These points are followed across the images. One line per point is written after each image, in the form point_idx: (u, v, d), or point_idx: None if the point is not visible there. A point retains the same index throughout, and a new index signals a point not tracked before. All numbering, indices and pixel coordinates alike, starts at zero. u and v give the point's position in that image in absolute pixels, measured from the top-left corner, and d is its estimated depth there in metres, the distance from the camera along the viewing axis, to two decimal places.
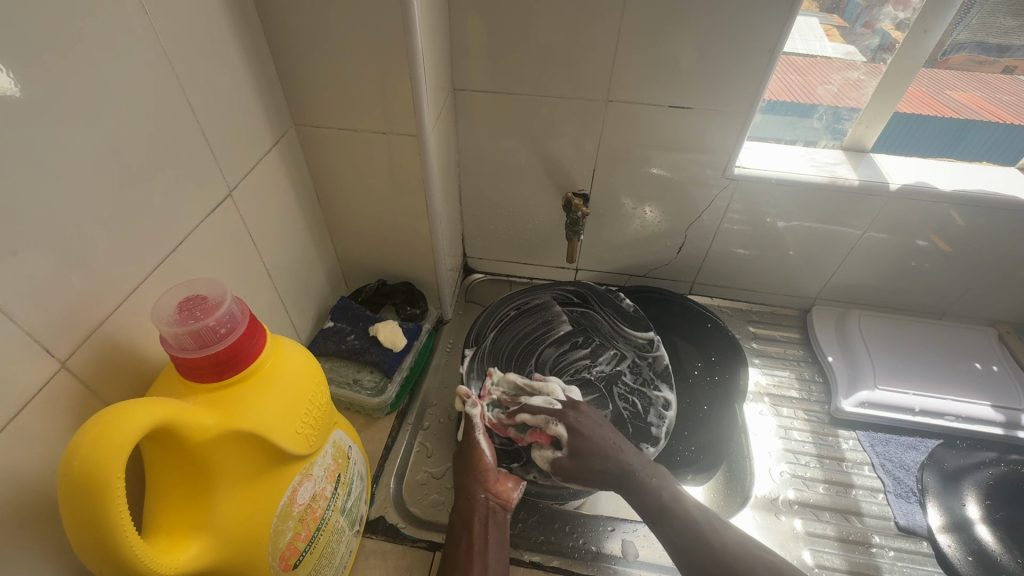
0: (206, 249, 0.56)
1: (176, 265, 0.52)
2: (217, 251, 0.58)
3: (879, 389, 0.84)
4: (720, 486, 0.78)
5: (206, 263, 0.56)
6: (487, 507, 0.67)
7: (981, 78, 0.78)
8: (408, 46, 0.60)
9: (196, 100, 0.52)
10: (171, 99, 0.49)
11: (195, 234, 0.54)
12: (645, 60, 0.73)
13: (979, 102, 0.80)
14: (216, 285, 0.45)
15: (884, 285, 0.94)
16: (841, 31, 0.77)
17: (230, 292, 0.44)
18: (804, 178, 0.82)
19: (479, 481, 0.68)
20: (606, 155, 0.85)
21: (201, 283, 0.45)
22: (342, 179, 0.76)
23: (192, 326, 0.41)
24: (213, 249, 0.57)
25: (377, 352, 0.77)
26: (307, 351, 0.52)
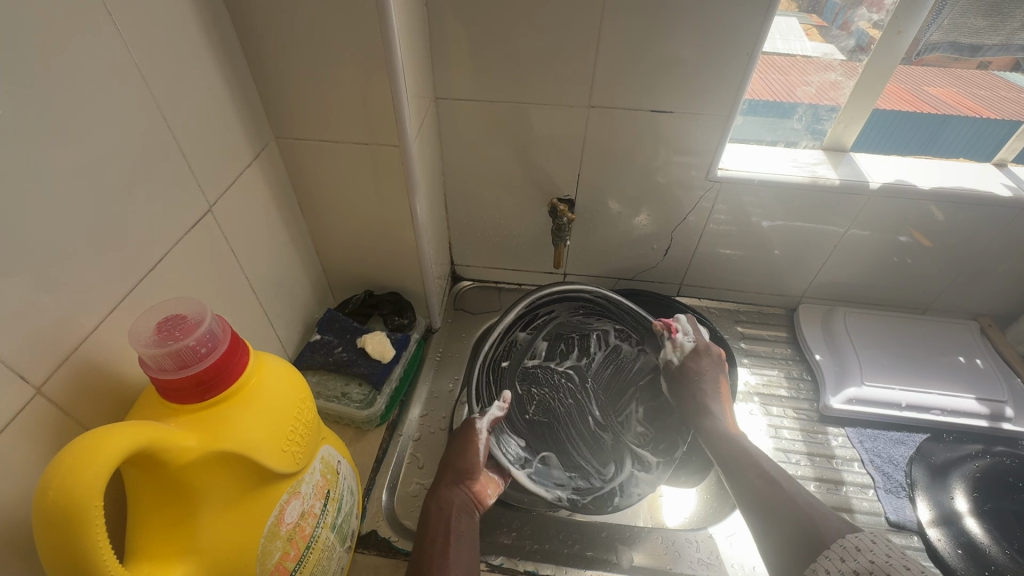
0: (187, 266, 0.55)
1: (155, 283, 0.51)
2: (198, 269, 0.57)
3: (866, 385, 0.84)
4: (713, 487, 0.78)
5: (186, 280, 0.55)
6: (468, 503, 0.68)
7: (956, 74, 0.80)
8: (388, 57, 0.59)
9: (172, 116, 0.51)
10: (146, 115, 0.48)
11: (174, 251, 0.53)
12: (626, 65, 0.73)
13: (956, 97, 0.82)
14: (195, 304, 0.44)
15: (869, 282, 0.95)
16: (820, 30, 0.78)
17: (210, 310, 0.44)
18: (787, 179, 0.82)
19: (469, 473, 0.69)
20: (590, 160, 0.85)
21: (178, 302, 0.44)
22: (325, 191, 0.75)
23: (171, 346, 0.40)
24: (193, 265, 0.56)
25: (365, 363, 0.76)
26: (291, 366, 0.51)
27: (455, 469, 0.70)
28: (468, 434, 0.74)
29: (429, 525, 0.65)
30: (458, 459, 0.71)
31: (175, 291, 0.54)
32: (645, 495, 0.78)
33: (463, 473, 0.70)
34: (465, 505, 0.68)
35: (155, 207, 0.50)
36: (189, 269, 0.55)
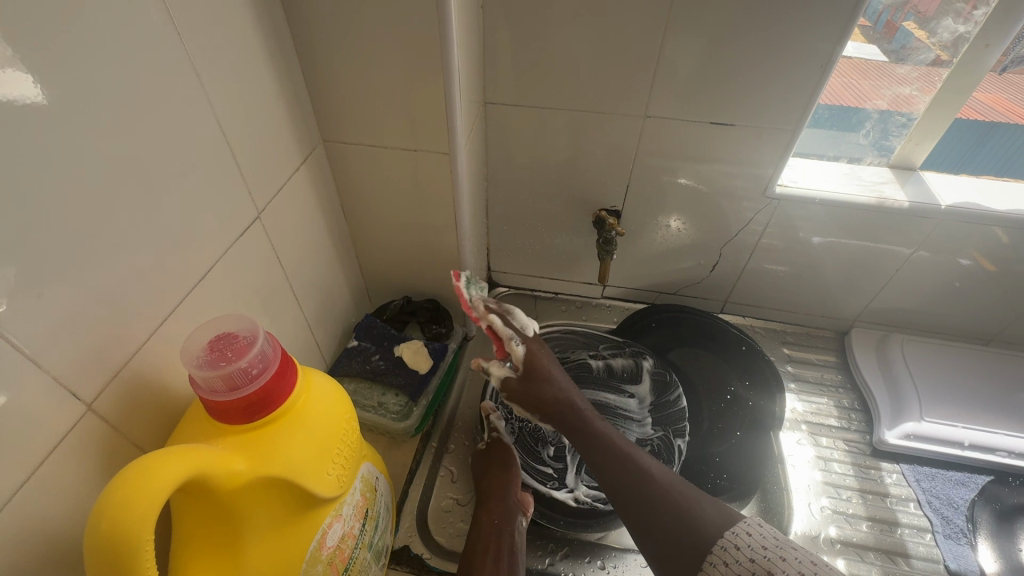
0: (230, 273, 0.54)
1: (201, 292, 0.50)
2: (242, 276, 0.56)
3: (926, 421, 0.79)
4: (756, 517, 0.75)
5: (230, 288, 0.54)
6: (511, 518, 0.67)
7: (1011, 79, 0.73)
8: (443, 62, 0.57)
9: (225, 121, 0.50)
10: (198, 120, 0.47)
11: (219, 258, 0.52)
12: (686, 75, 0.70)
13: (1004, 104, 0.74)
14: (247, 322, 0.42)
15: (931, 308, 0.89)
16: (863, 31, 0.71)
17: (262, 330, 0.42)
18: (849, 200, 0.78)
19: (507, 489, 0.70)
20: (640, 170, 0.81)
21: (229, 320, 0.42)
22: (369, 196, 0.73)
23: (223, 369, 0.39)
24: (237, 273, 0.55)
25: (403, 374, 0.75)
26: (336, 383, 0.50)
27: (496, 484, 0.71)
28: (502, 450, 0.75)
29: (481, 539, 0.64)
30: (495, 475, 0.72)
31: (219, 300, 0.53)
32: None
33: (499, 489, 0.70)
34: (513, 515, 0.67)
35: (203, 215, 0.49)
36: (233, 276, 0.54)
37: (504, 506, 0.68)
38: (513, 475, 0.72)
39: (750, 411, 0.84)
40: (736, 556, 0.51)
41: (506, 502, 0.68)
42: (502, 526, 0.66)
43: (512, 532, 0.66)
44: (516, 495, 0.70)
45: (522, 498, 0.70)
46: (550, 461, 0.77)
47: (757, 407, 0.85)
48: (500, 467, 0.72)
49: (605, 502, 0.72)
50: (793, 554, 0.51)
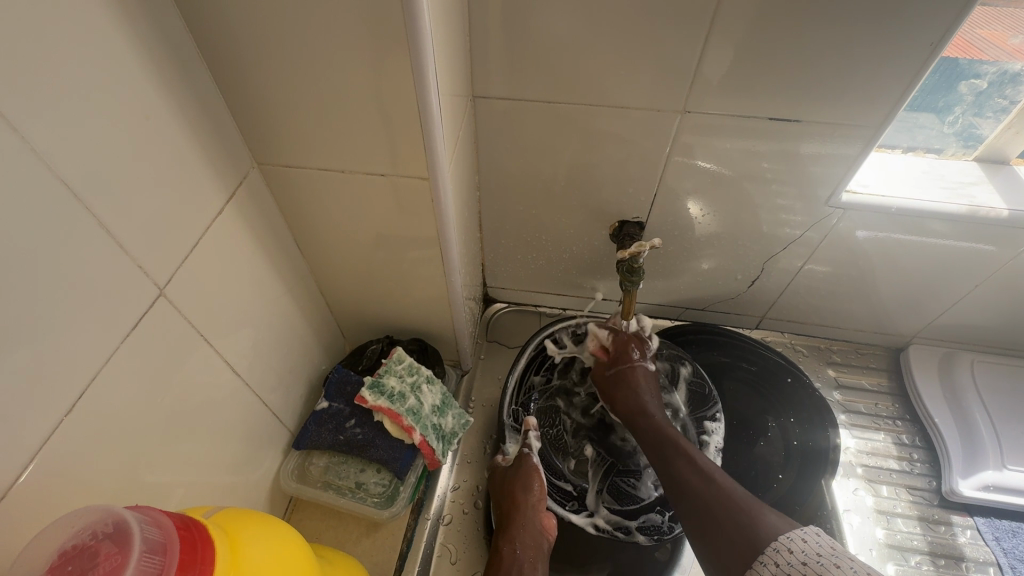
0: (112, 372, 0.39)
1: (57, 416, 0.35)
2: (131, 370, 0.41)
3: (1008, 469, 0.68)
4: None
5: (112, 391, 0.39)
6: (535, 544, 0.60)
7: None
8: (412, 60, 0.40)
9: (76, 169, 0.34)
10: (26, 178, 0.31)
11: (85, 360, 0.37)
12: (735, 58, 0.53)
13: None
14: (114, 513, 0.27)
15: (1010, 328, 0.75)
16: None
17: (135, 527, 0.27)
18: (934, 207, 0.62)
19: (533, 514, 0.61)
20: (670, 176, 0.66)
21: (77, 515, 0.26)
22: (329, 226, 0.57)
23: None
24: (123, 369, 0.40)
25: (384, 447, 0.60)
26: (278, 535, 0.36)
27: (519, 506, 0.61)
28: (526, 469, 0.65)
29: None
30: (519, 501, 0.62)
31: (92, 414, 0.38)
32: None
33: (525, 513, 0.61)
34: (536, 548, 0.60)
35: (52, 309, 0.34)
36: (115, 375, 0.39)
37: (529, 533, 0.60)
38: (537, 502, 0.62)
39: (779, 453, 0.71)
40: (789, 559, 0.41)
41: (529, 531, 0.60)
42: (520, 565, 0.58)
43: (533, 568, 0.58)
44: (537, 522, 0.61)
45: (545, 523, 0.62)
46: (572, 478, 0.68)
47: (803, 449, 0.72)
48: (526, 486, 0.63)
49: (627, 531, 0.65)
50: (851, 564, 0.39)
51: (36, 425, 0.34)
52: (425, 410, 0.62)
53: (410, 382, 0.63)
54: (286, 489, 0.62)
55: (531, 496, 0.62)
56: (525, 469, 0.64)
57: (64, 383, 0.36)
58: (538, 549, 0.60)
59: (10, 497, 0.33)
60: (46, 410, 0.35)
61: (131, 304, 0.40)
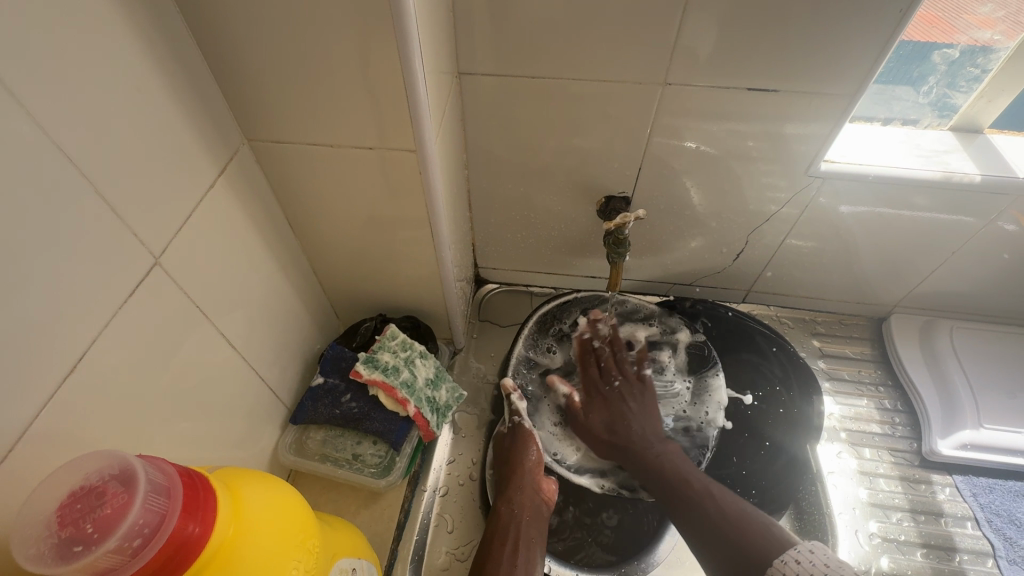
0: (109, 340, 0.40)
1: (56, 379, 0.36)
2: (128, 339, 0.41)
3: (985, 428, 0.70)
4: (791, 530, 0.67)
5: (110, 359, 0.40)
6: (534, 505, 0.63)
7: None
8: (397, 30, 0.41)
9: (66, 136, 0.34)
10: (17, 143, 0.31)
11: (82, 327, 0.38)
12: (714, 30, 0.54)
13: None
14: (118, 459, 0.28)
15: (986, 293, 0.77)
16: None
17: (140, 471, 0.28)
18: (910, 174, 0.64)
19: (532, 476, 0.65)
20: (655, 150, 0.67)
21: (85, 461, 0.28)
22: (320, 203, 0.58)
23: (81, 556, 0.26)
24: (120, 337, 0.41)
25: (380, 419, 0.62)
26: (279, 489, 0.37)
27: (520, 467, 0.65)
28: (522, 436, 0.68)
29: (499, 532, 0.60)
30: (519, 464, 0.65)
31: (91, 381, 0.39)
32: None
33: (524, 475, 0.64)
34: (535, 510, 0.63)
35: (48, 275, 0.35)
36: (112, 344, 0.40)
37: (529, 496, 0.63)
38: (535, 468, 0.65)
39: (754, 420, 0.73)
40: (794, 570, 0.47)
41: (529, 491, 0.63)
42: (519, 525, 0.61)
43: (531, 524, 0.61)
44: (536, 485, 0.64)
45: (546, 484, 0.65)
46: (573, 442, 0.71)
47: (784, 417, 0.74)
48: (525, 451, 0.66)
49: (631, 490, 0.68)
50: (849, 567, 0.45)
51: (36, 388, 0.35)
52: (419, 383, 0.64)
53: (404, 356, 0.64)
54: (284, 463, 0.63)
55: (529, 458, 0.66)
56: (523, 438, 0.68)
57: (64, 348, 0.36)
58: (539, 511, 0.63)
59: (15, 457, 0.34)
60: (45, 374, 0.35)
61: (127, 273, 0.40)
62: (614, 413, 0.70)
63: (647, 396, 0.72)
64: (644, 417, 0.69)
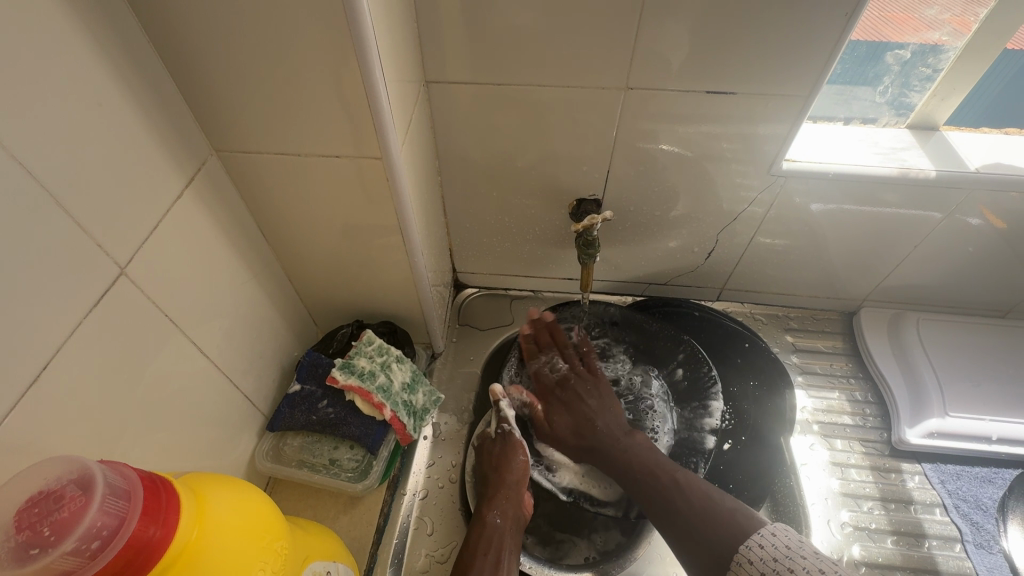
0: (75, 350, 0.40)
1: (19, 388, 0.36)
2: (95, 348, 0.42)
3: (950, 416, 0.73)
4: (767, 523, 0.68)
5: (76, 368, 0.40)
6: (515, 517, 0.62)
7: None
8: (356, 41, 0.42)
9: (27, 148, 0.35)
10: None
11: (46, 337, 0.38)
12: (671, 35, 0.56)
13: None
14: (75, 463, 0.29)
15: (949, 284, 0.79)
16: None
17: (98, 474, 0.29)
18: (868, 171, 0.66)
19: (516, 487, 0.64)
20: (622, 153, 0.69)
21: (45, 467, 0.29)
22: (292, 212, 0.59)
23: (37, 558, 0.26)
24: (87, 346, 0.41)
25: (356, 424, 0.62)
26: (246, 491, 0.38)
27: (504, 483, 0.64)
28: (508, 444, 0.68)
29: (479, 543, 0.59)
30: (505, 476, 0.65)
31: (57, 390, 0.39)
32: None
33: (508, 486, 0.64)
34: (516, 523, 0.62)
35: (11, 285, 0.35)
36: (79, 353, 0.40)
37: (511, 504, 0.63)
38: (518, 475, 0.65)
39: (731, 417, 0.74)
40: (751, 570, 0.50)
41: (514, 504, 0.63)
42: (499, 537, 0.60)
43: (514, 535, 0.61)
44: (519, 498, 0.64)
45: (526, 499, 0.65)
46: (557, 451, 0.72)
47: (756, 411, 0.75)
48: (511, 462, 0.66)
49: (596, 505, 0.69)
50: (803, 565, 0.47)
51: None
52: (395, 387, 0.64)
53: (380, 361, 0.65)
54: (262, 471, 0.63)
55: (513, 467, 0.66)
56: (507, 446, 0.67)
57: (27, 357, 0.37)
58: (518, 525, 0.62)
59: None
60: (8, 382, 0.36)
61: (92, 282, 0.41)
62: (576, 415, 0.71)
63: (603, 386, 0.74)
64: (606, 413, 0.70)
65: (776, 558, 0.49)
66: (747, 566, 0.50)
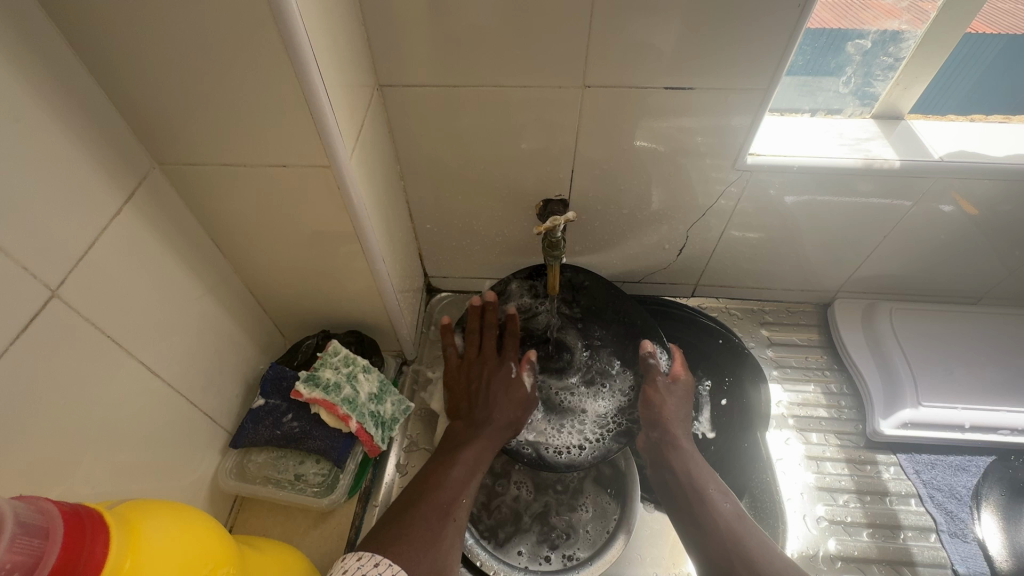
0: (6, 378, 0.38)
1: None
2: (30, 374, 0.40)
3: (923, 406, 0.73)
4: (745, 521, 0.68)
5: (7, 396, 0.39)
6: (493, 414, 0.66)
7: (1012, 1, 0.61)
8: (288, 44, 0.41)
9: None
10: None
11: None
12: (626, 33, 0.55)
13: (1009, 15, 0.61)
14: None
15: (918, 274, 0.79)
16: None
17: (11, 513, 0.28)
18: (832, 163, 0.65)
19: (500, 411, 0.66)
20: (586, 151, 0.68)
21: None
22: (245, 224, 0.57)
23: None
24: (21, 373, 0.39)
25: (322, 437, 0.61)
26: (181, 518, 0.37)
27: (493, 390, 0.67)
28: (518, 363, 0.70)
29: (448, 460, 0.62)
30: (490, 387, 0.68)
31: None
32: (668, 550, 0.67)
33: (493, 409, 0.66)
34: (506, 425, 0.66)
35: None
36: (11, 381, 0.39)
37: (485, 402, 0.66)
38: (507, 394, 0.67)
39: (705, 415, 0.74)
40: None
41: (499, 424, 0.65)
42: (462, 456, 0.62)
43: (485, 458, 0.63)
44: (502, 417, 0.66)
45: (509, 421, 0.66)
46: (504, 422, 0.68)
47: (731, 407, 0.75)
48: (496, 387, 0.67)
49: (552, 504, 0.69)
50: None
51: None
52: (361, 398, 0.63)
53: (345, 372, 0.63)
54: (226, 489, 0.62)
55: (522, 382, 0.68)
56: (512, 378, 0.69)
57: None
58: (492, 448, 0.64)
59: None
60: None
61: (21, 306, 0.39)
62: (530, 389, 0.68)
63: (668, 406, 0.68)
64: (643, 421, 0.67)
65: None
66: None
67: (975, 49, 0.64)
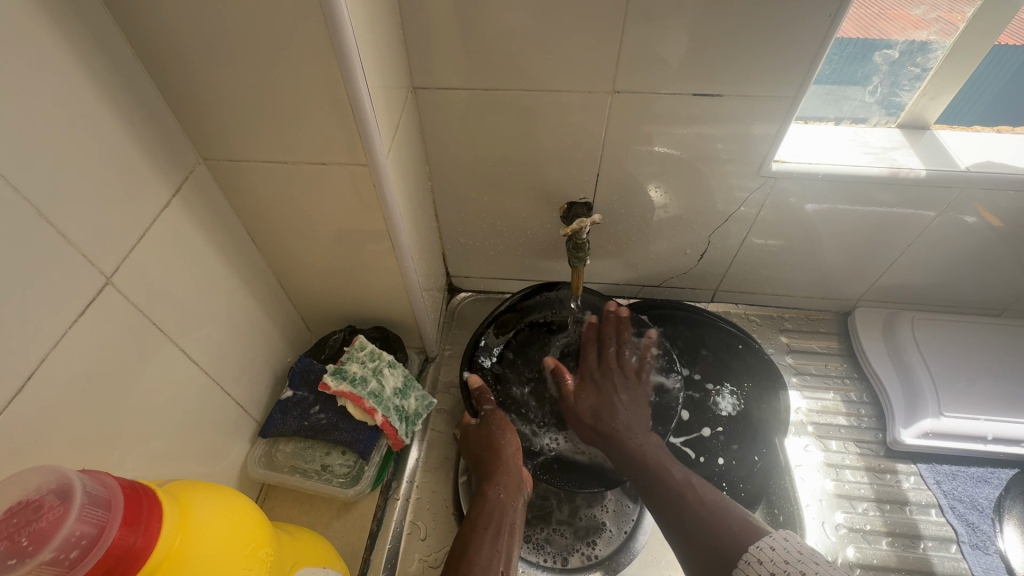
0: (61, 359, 0.40)
1: (6, 397, 0.37)
2: (83, 356, 0.42)
3: (945, 416, 0.72)
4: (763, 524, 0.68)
5: (63, 376, 0.41)
6: (507, 491, 0.61)
7: None
8: (336, 45, 0.42)
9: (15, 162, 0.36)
10: None
11: (36, 344, 0.38)
12: (656, 39, 0.56)
13: None
14: (51, 474, 0.30)
15: (941, 284, 0.79)
16: None
17: (75, 485, 0.30)
18: (857, 171, 0.66)
19: (514, 462, 0.64)
20: (611, 155, 0.69)
21: (23, 480, 0.30)
22: (281, 219, 0.59)
23: (14, 568, 0.27)
24: (74, 354, 0.41)
25: (348, 429, 0.63)
26: (227, 497, 0.39)
27: (501, 457, 0.64)
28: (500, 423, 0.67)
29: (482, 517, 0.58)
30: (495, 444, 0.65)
31: (45, 400, 0.39)
32: None
33: (507, 463, 0.63)
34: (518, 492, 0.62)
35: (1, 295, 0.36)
36: (65, 362, 0.41)
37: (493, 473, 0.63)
38: (511, 462, 0.64)
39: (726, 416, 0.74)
40: (760, 571, 0.44)
41: (513, 479, 0.62)
42: (488, 532, 0.57)
43: (514, 511, 0.60)
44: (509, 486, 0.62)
45: (524, 473, 0.64)
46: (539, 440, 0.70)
47: (750, 412, 0.75)
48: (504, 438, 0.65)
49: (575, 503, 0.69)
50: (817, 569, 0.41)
51: None
52: (387, 392, 0.65)
53: (372, 366, 0.64)
54: (255, 477, 0.64)
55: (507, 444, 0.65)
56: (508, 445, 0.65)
57: (15, 364, 0.37)
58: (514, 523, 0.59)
59: None
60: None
61: (78, 291, 0.41)
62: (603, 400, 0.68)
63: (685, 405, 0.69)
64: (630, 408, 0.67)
65: (788, 561, 0.42)
66: (755, 565, 0.44)
67: (1003, 62, 0.64)
